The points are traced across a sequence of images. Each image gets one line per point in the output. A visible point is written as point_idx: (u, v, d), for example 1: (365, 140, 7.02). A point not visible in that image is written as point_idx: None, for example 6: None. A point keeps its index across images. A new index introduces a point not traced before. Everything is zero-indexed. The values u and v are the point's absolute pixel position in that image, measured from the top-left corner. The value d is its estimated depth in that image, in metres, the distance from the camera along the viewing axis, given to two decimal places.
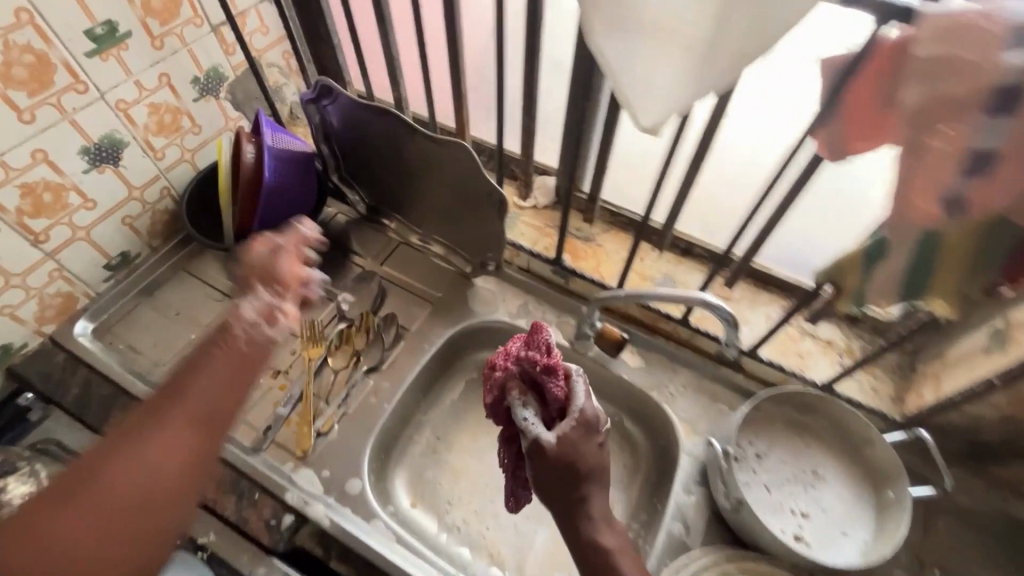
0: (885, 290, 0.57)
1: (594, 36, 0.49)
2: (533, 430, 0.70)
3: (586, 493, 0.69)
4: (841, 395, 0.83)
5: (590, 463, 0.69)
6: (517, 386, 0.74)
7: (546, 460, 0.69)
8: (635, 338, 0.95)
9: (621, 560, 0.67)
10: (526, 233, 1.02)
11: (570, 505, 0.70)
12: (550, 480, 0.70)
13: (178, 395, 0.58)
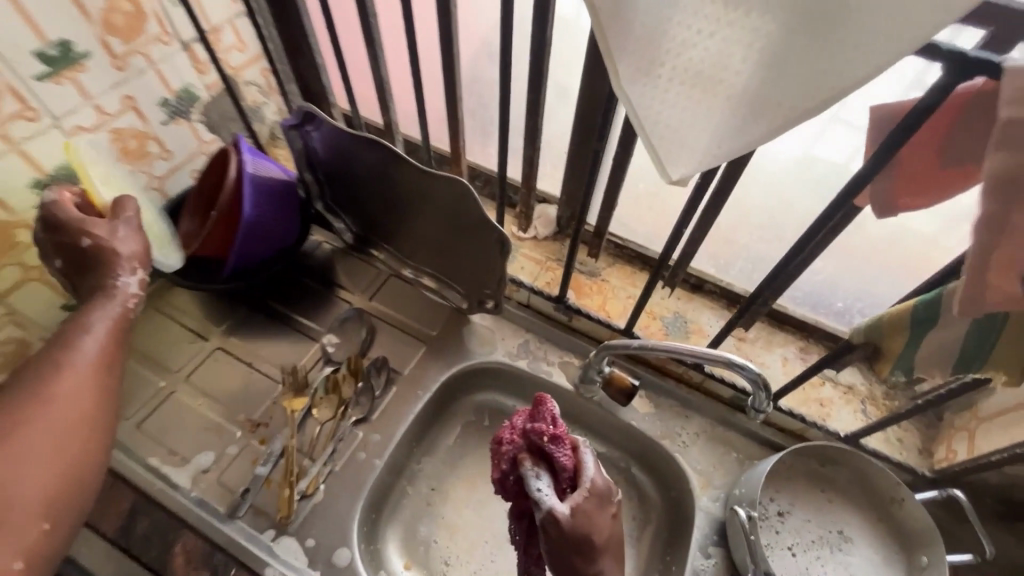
0: (937, 360, 0.51)
1: (621, 80, 0.42)
2: (546, 505, 0.61)
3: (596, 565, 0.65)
4: (867, 448, 0.78)
5: (603, 537, 0.64)
6: (525, 455, 0.65)
7: (563, 538, 0.62)
8: (645, 381, 0.90)
9: None
10: (526, 266, 0.96)
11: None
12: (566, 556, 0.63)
13: (73, 352, 0.62)
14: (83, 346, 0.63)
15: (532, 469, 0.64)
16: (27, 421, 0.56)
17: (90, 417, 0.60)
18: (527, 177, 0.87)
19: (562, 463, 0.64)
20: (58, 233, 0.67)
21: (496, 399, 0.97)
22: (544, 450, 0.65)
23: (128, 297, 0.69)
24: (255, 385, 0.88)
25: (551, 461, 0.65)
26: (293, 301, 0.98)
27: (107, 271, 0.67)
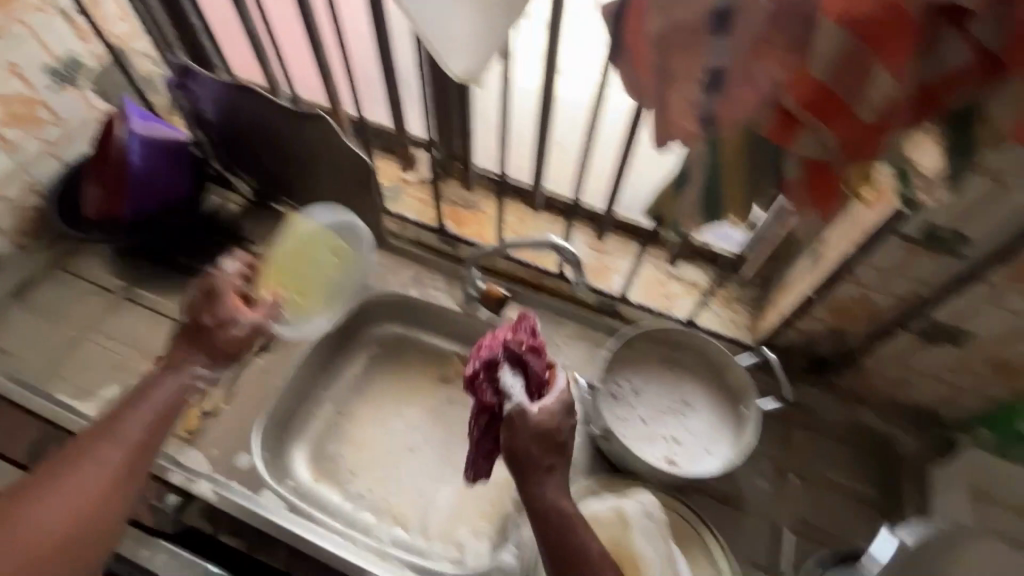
0: (692, 214, 0.62)
1: None
2: (515, 399, 0.67)
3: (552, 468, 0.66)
4: (702, 328, 0.91)
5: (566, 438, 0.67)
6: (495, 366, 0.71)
7: (520, 432, 0.66)
8: (520, 296, 1.00)
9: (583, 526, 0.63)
10: (411, 204, 1.05)
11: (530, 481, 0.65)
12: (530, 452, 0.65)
13: (109, 445, 0.66)
14: (108, 456, 0.65)
15: (508, 369, 0.70)
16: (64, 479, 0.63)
17: (97, 501, 0.63)
18: (397, 119, 0.96)
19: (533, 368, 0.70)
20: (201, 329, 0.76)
21: (396, 332, 1.05)
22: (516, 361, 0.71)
23: (195, 379, 0.74)
24: (160, 328, 0.94)
25: (526, 370, 0.71)
26: (196, 253, 1.03)
27: (204, 332, 0.76)
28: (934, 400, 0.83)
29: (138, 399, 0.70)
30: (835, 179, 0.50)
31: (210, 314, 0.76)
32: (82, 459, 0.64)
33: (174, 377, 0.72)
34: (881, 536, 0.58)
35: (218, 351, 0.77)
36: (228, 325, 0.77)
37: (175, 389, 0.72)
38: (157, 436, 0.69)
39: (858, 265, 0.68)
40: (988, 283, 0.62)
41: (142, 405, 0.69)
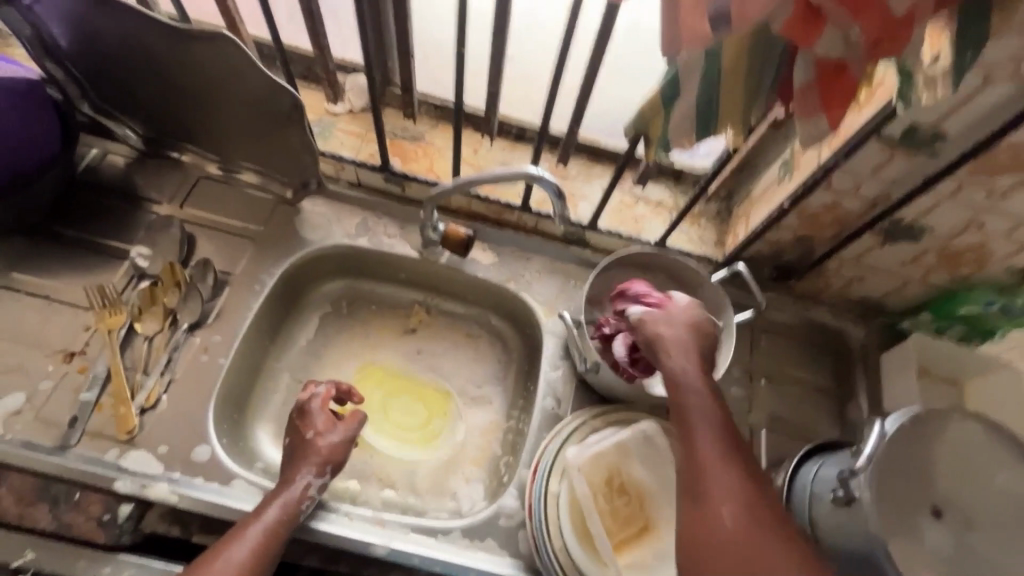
0: (683, 129, 0.56)
1: None
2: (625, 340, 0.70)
3: (686, 374, 0.59)
4: (674, 249, 0.89)
5: (674, 336, 0.62)
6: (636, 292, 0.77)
7: (666, 326, 0.63)
8: (483, 233, 0.93)
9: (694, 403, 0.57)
10: (346, 142, 0.91)
11: (677, 384, 0.59)
12: (671, 361, 0.60)
13: (234, 546, 0.62)
14: (232, 552, 0.61)
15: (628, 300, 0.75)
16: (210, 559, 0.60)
17: None
18: (316, 38, 0.81)
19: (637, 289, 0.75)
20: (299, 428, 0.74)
21: (350, 283, 0.97)
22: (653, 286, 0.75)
23: (303, 492, 0.69)
24: (58, 316, 0.78)
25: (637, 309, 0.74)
26: (85, 222, 0.85)
27: (303, 443, 0.72)
28: (884, 293, 0.89)
29: (261, 515, 0.65)
30: (850, 79, 0.46)
31: (305, 427, 0.73)
32: (217, 554, 0.61)
33: (297, 495, 0.68)
34: (872, 433, 0.60)
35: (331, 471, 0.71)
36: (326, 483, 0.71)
37: (281, 512, 0.66)
38: (273, 547, 0.64)
39: (835, 171, 0.68)
40: (954, 178, 0.65)
41: (271, 507, 0.66)
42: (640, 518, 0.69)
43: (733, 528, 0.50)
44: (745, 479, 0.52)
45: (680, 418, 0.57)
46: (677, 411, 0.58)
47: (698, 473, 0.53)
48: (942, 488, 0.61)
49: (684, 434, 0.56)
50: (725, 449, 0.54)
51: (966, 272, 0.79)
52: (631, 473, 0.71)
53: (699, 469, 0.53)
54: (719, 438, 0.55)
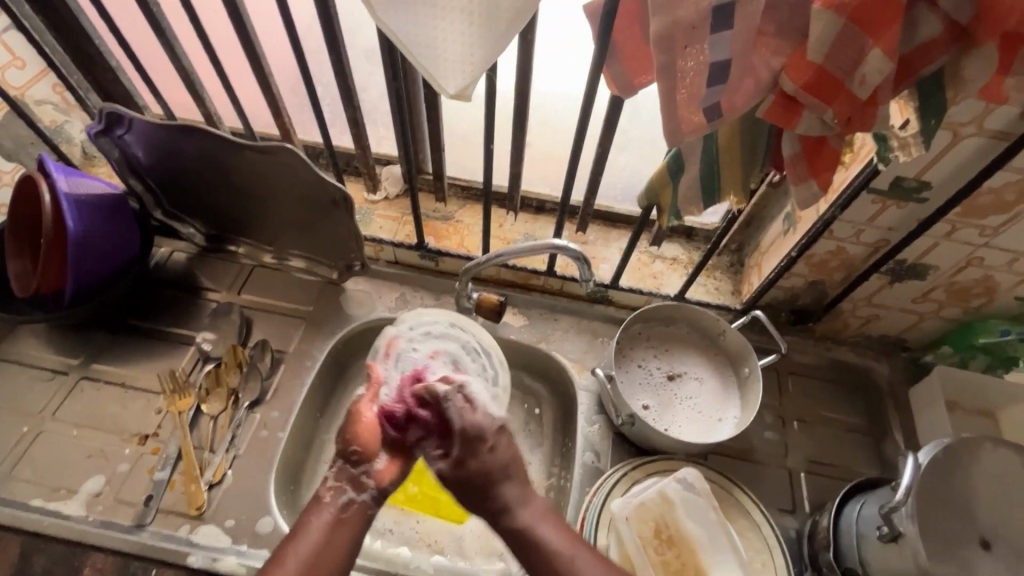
0: (691, 199, 0.64)
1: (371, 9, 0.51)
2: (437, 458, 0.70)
3: (502, 496, 0.66)
4: (694, 300, 0.95)
5: (498, 468, 0.68)
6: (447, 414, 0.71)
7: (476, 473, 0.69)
8: (512, 299, 1.01)
9: (576, 556, 0.63)
10: (385, 225, 1.01)
11: (484, 508, 0.67)
12: (484, 468, 0.68)
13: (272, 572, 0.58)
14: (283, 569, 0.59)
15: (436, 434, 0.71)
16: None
17: None
18: (359, 138, 0.93)
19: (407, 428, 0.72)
20: (353, 442, 0.68)
21: None
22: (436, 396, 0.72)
23: (327, 490, 0.65)
24: (133, 402, 0.86)
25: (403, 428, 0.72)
26: (156, 314, 0.94)
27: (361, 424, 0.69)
28: (901, 329, 0.93)
29: (299, 528, 0.62)
30: (830, 151, 0.53)
31: (362, 442, 0.68)
32: (280, 562, 0.59)
33: (330, 504, 0.63)
34: (907, 466, 0.62)
35: (366, 475, 0.66)
36: (360, 477, 0.66)
37: (331, 519, 0.62)
38: (326, 559, 0.60)
39: (835, 222, 0.74)
40: (946, 220, 0.71)
41: (309, 532, 0.61)
42: (689, 567, 0.71)
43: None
44: (580, 549, 0.64)
45: (509, 536, 0.65)
46: (513, 524, 0.65)
47: (558, 570, 0.62)
48: (987, 520, 0.63)
49: (502, 507, 0.66)
50: (550, 517, 0.66)
51: (976, 305, 0.83)
52: (677, 525, 0.73)
53: (551, 557, 0.63)
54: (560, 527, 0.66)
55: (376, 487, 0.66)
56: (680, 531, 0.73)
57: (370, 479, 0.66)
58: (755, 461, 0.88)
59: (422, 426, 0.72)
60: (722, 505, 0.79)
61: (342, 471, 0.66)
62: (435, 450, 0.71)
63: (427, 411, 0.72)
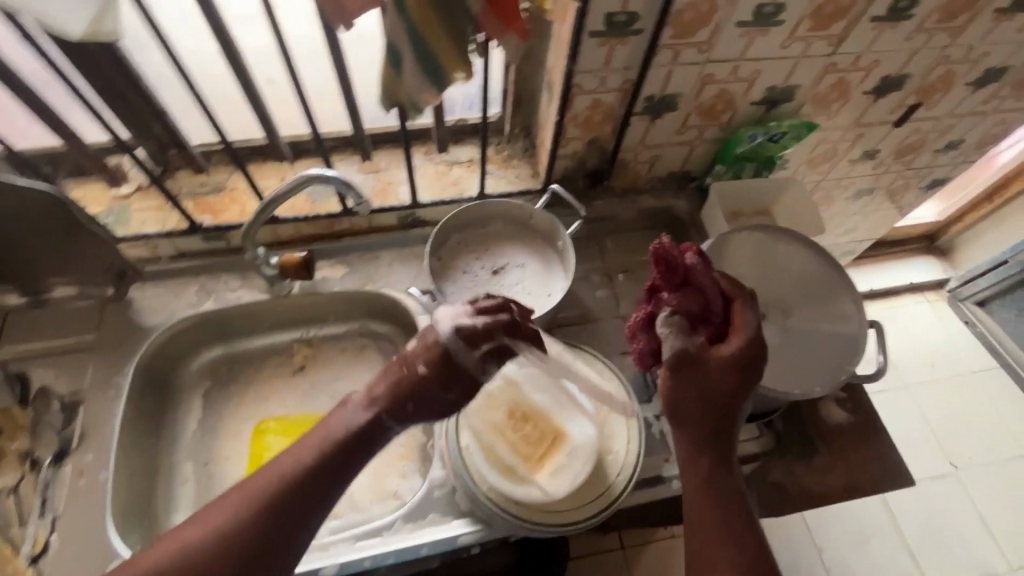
0: (419, 87, 0.62)
1: None
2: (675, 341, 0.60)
3: (733, 396, 0.59)
4: (496, 194, 0.96)
5: (721, 371, 0.59)
6: (731, 315, 0.63)
7: (696, 379, 0.59)
8: (321, 251, 0.95)
9: (696, 486, 0.58)
10: (147, 219, 0.88)
11: (711, 396, 0.59)
12: (728, 366, 0.59)
13: (236, 495, 0.59)
14: (250, 491, 0.59)
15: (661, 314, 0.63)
16: (206, 512, 0.58)
17: (211, 547, 0.56)
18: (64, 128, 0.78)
19: (675, 306, 0.62)
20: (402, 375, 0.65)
21: (220, 352, 0.97)
22: (734, 292, 0.64)
23: (372, 414, 0.64)
24: None
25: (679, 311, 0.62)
26: None
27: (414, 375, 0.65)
28: (682, 162, 1.01)
29: (301, 440, 0.63)
30: None
31: (412, 385, 0.65)
32: (247, 486, 0.59)
33: (373, 415, 0.64)
34: None
35: (398, 415, 0.65)
36: (393, 413, 0.65)
37: (349, 432, 0.63)
38: (286, 496, 0.59)
39: (578, 76, 0.76)
40: (667, 46, 0.75)
41: (307, 450, 0.62)
42: (548, 433, 0.75)
43: (709, 530, 0.56)
44: (709, 489, 0.58)
45: (700, 439, 0.59)
46: (712, 419, 0.59)
47: (698, 513, 0.57)
48: (757, 295, 0.72)
49: (716, 399, 0.59)
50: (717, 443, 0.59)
51: (726, 119, 0.92)
52: (525, 399, 0.77)
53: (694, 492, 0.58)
54: (708, 461, 0.59)
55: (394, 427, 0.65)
56: (529, 404, 0.77)
57: (397, 418, 0.65)
58: (593, 321, 0.95)
59: (695, 309, 0.62)
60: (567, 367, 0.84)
61: (393, 395, 0.65)
62: (670, 333, 0.61)
63: (714, 309, 0.62)
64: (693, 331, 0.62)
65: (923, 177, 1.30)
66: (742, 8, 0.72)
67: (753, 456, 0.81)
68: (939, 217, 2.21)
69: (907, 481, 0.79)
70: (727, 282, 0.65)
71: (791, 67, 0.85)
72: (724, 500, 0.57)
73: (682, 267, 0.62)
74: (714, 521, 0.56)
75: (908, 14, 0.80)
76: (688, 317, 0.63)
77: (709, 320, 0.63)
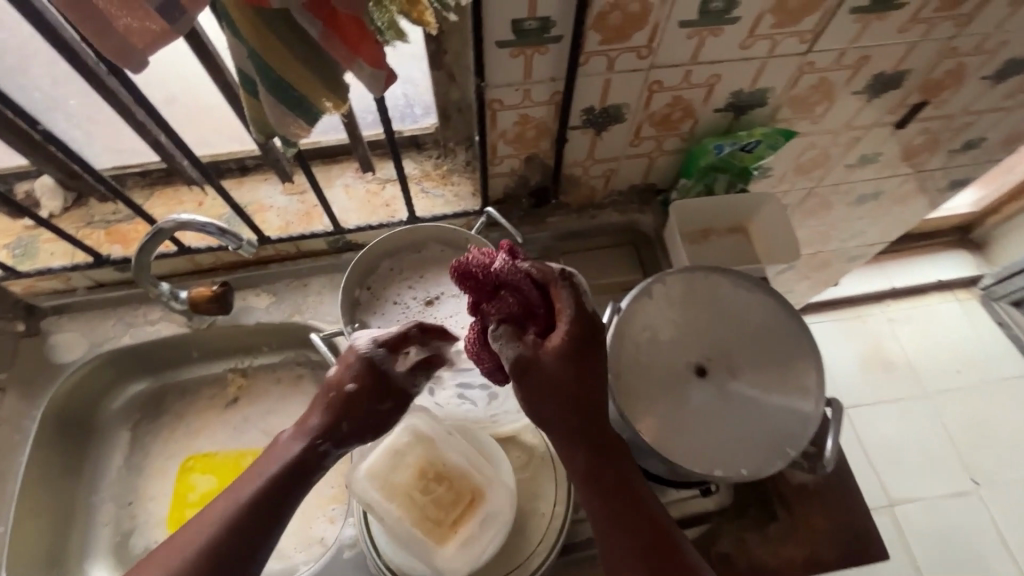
0: (282, 120, 0.53)
1: None
2: (508, 352, 0.55)
3: (589, 380, 0.56)
4: (430, 217, 0.87)
5: (565, 363, 0.54)
6: (551, 299, 0.57)
7: (545, 377, 0.54)
8: (244, 280, 0.89)
9: (586, 472, 0.56)
10: (57, 250, 0.83)
11: (567, 389, 0.55)
12: (581, 356, 0.55)
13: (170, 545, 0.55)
14: (183, 539, 0.55)
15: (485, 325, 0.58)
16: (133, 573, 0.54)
17: None
18: None
19: (496, 316, 0.56)
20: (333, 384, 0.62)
21: (150, 386, 0.92)
22: (546, 277, 0.57)
23: (310, 434, 0.60)
24: None
25: (503, 317, 0.56)
26: None
27: (346, 394, 0.62)
28: (642, 175, 0.90)
29: (236, 478, 0.59)
30: (350, 16, 0.43)
31: (350, 396, 0.62)
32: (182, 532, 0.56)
33: (305, 439, 0.60)
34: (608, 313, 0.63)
35: (340, 438, 0.61)
36: (328, 438, 0.61)
37: (285, 457, 0.59)
38: (228, 533, 0.54)
39: (494, 91, 0.66)
40: (596, 53, 0.64)
41: (250, 477, 0.58)
42: (461, 496, 0.67)
43: (604, 512, 0.55)
44: (595, 475, 0.56)
45: (577, 427, 0.56)
46: (585, 407, 0.55)
47: (597, 502, 0.55)
48: (698, 347, 0.62)
49: (582, 390, 0.55)
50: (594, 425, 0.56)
51: (687, 128, 0.80)
52: (437, 459, 0.69)
53: (582, 482, 0.56)
54: (587, 445, 0.56)
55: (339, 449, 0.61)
56: (442, 463, 0.69)
57: (337, 441, 0.61)
58: None
59: (514, 308, 0.56)
60: (495, 414, 0.77)
61: (328, 414, 0.61)
62: (503, 343, 0.55)
63: (533, 302, 0.57)
64: (522, 333, 0.57)
65: (940, 178, 1.13)
66: (683, 6, 0.60)
67: (704, 517, 0.72)
68: (973, 208, 1.99)
69: (880, 556, 0.69)
70: (539, 266, 0.58)
71: (757, 70, 0.72)
72: (611, 480, 0.56)
73: (488, 275, 0.56)
74: (603, 503, 0.55)
75: (899, 2, 0.66)
76: (513, 321, 0.57)
77: (535, 316, 0.58)
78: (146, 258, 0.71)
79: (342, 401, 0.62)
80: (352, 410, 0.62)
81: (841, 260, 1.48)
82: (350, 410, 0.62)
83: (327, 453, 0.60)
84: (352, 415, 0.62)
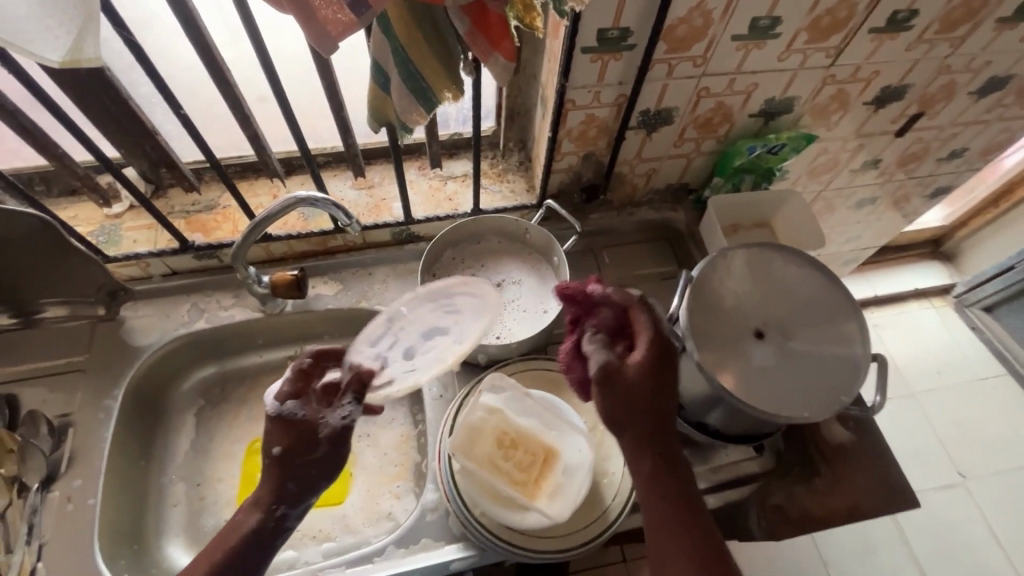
0: (408, 108, 0.61)
1: None
2: (597, 358, 0.61)
3: (663, 397, 0.61)
4: (491, 210, 0.95)
5: (645, 375, 0.60)
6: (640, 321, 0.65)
7: (626, 387, 0.60)
8: (315, 268, 0.95)
9: (650, 479, 0.61)
10: (140, 237, 0.88)
11: (641, 399, 0.60)
12: (658, 373, 0.61)
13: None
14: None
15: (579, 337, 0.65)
16: None
17: None
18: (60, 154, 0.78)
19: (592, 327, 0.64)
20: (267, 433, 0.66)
21: (215, 372, 0.95)
22: (626, 300, 0.65)
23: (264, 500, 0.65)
24: None
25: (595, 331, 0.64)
26: None
27: (281, 459, 0.65)
28: (679, 175, 1.00)
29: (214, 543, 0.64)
30: (496, 15, 0.52)
31: (286, 452, 0.65)
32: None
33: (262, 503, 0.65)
34: (680, 282, 0.70)
35: (288, 490, 0.65)
36: (283, 494, 0.64)
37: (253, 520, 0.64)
38: None
39: (571, 92, 0.75)
40: (661, 60, 0.74)
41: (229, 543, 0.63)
42: (538, 456, 0.74)
43: (662, 522, 0.59)
44: (659, 485, 0.61)
45: (644, 439, 0.61)
46: (655, 421, 0.61)
47: (653, 510, 0.60)
48: (755, 314, 0.70)
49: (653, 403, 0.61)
50: (663, 440, 0.62)
51: (724, 131, 0.91)
52: (512, 424, 0.76)
53: (647, 490, 0.61)
54: (657, 457, 0.61)
55: (298, 496, 0.65)
56: (517, 427, 0.75)
57: (293, 489, 0.65)
58: None
59: (606, 324, 0.65)
60: (561, 387, 0.83)
61: (274, 473, 0.65)
62: (592, 349, 0.62)
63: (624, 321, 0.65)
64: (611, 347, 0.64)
65: (927, 185, 1.27)
66: (737, 22, 0.71)
67: (754, 476, 0.79)
68: (944, 222, 2.17)
69: (911, 504, 0.77)
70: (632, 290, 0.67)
71: (788, 80, 0.83)
72: (672, 491, 0.61)
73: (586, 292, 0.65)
74: (663, 511, 0.60)
75: (908, 25, 0.78)
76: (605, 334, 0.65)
77: (625, 333, 0.65)
78: (251, 240, 0.77)
79: (278, 464, 0.65)
80: (291, 462, 0.65)
81: (837, 263, 1.61)
82: (288, 464, 0.65)
83: (284, 506, 0.65)
84: (294, 464, 0.65)
